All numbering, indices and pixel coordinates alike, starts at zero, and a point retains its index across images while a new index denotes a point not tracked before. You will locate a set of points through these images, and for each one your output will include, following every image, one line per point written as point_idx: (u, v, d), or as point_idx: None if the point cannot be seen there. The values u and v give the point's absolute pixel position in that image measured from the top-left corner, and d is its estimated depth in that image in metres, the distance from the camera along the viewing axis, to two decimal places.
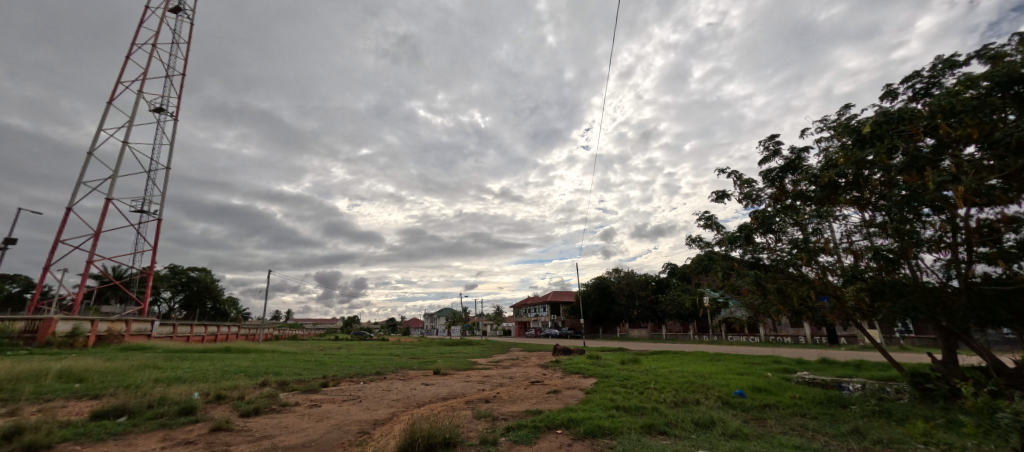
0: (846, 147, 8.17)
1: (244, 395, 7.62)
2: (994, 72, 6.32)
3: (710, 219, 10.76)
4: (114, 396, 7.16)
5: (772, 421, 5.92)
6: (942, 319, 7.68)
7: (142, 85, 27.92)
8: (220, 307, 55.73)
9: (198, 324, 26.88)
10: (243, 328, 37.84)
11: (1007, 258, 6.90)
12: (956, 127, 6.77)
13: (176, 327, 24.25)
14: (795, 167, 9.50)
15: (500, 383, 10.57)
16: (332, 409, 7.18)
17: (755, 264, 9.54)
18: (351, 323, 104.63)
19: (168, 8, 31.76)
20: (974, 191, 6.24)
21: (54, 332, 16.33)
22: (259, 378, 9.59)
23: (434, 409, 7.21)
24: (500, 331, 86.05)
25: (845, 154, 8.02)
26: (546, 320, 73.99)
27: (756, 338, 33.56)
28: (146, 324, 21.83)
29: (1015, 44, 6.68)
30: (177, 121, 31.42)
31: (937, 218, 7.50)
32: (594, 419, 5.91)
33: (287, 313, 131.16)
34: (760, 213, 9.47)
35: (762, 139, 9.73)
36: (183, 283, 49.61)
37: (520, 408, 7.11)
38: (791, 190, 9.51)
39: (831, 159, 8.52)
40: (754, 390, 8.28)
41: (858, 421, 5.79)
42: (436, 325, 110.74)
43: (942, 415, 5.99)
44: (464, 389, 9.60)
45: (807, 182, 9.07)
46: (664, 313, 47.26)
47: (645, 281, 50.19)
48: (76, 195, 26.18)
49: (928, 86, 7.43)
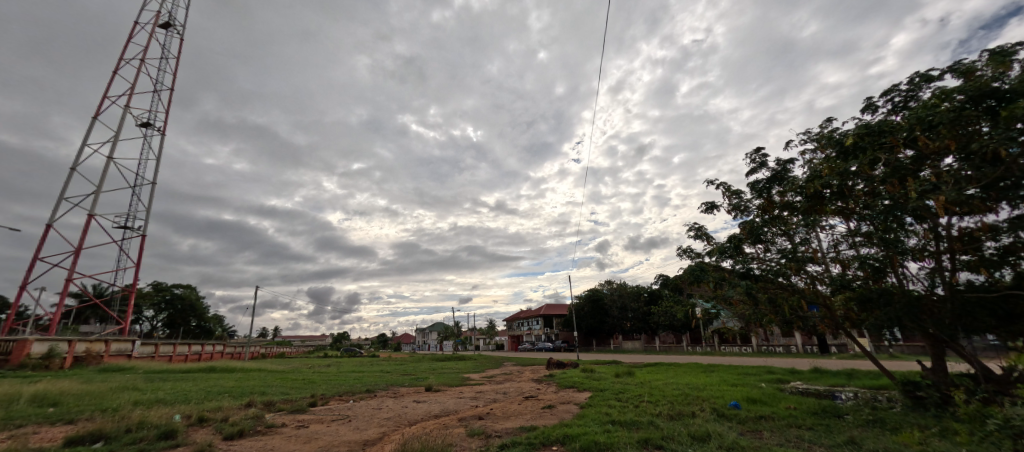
0: (830, 159, 8.37)
1: (228, 417, 7.36)
2: (967, 86, 6.53)
3: (700, 230, 10.84)
4: (89, 421, 6.86)
5: (768, 433, 5.87)
6: (929, 327, 7.78)
7: (129, 100, 27.57)
8: (205, 325, 54.13)
9: (181, 343, 26.05)
10: (229, 347, 36.85)
11: (989, 266, 7.03)
12: (933, 139, 6.95)
13: (158, 346, 23.44)
14: (781, 178, 9.55)
15: (494, 399, 10.36)
16: (321, 430, 6.98)
17: (747, 274, 9.66)
18: (340, 339, 103.15)
19: (157, 23, 31.83)
20: (954, 201, 6.35)
21: (28, 354, 15.65)
22: (243, 398, 9.25)
23: (426, 428, 7.07)
24: (493, 346, 85.22)
25: (829, 165, 8.23)
26: (539, 334, 73.52)
27: (749, 348, 33.75)
28: (127, 344, 21.06)
29: (986, 60, 6.98)
30: (163, 135, 31.03)
31: (920, 227, 7.68)
32: (589, 435, 5.81)
33: (275, 330, 129.51)
34: (749, 224, 9.72)
35: (748, 151, 9.23)
36: (167, 301, 48.44)
37: (515, 425, 6.97)
38: (779, 201, 9.59)
39: (816, 170, 8.67)
40: (749, 401, 8.22)
41: (853, 431, 5.77)
42: (427, 340, 109.49)
43: (936, 424, 5.99)
44: (458, 405, 9.44)
45: (794, 193, 9.19)
46: (657, 325, 47.27)
47: (637, 292, 50.52)
48: (57, 211, 25.62)
49: (907, 99, 7.52)
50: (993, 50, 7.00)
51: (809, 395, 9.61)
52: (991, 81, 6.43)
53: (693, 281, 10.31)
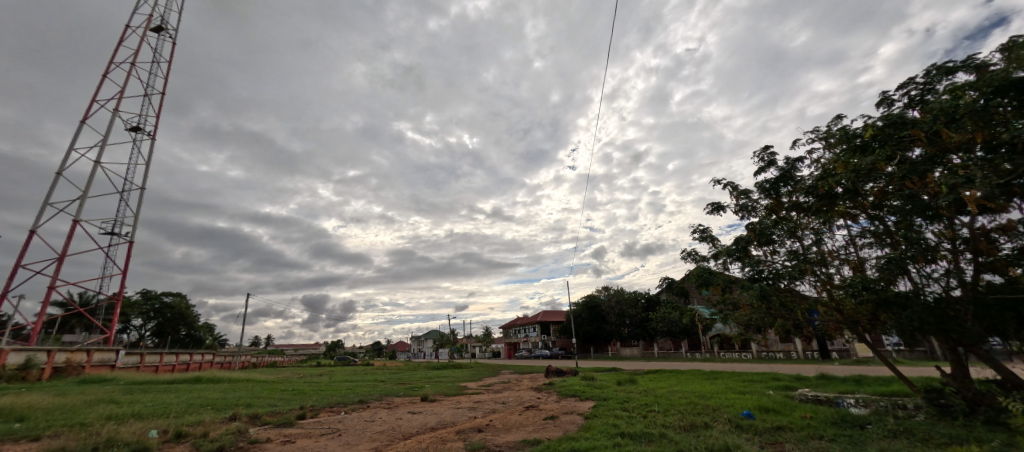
0: (844, 156, 8.02)
1: (208, 432, 6.86)
2: (991, 78, 6.21)
3: (705, 232, 10.49)
4: (55, 438, 6.32)
5: (791, 445, 5.46)
6: (950, 331, 7.41)
7: (118, 104, 27.07)
8: (195, 334, 52.94)
9: (168, 352, 25.26)
10: (218, 356, 35.89)
11: (1014, 265, 6.70)
12: (956, 133, 6.59)
13: (143, 356, 22.66)
14: (789, 178, 9.19)
15: (493, 410, 9.87)
16: (307, 446, 6.49)
17: (756, 278, 9.33)
18: (334, 348, 101.77)
19: (149, 27, 31.45)
20: (988, 196, 5.89)
21: (4, 364, 14.93)
22: (227, 411, 8.76)
23: (422, 442, 6.61)
24: (489, 353, 84.54)
25: (843, 162, 7.85)
26: (536, 341, 72.92)
27: (749, 354, 33.36)
28: (110, 354, 20.30)
29: (1002, 54, 6.74)
30: (154, 140, 30.47)
31: (938, 226, 7.36)
32: (598, 449, 5.38)
33: (267, 339, 127.92)
34: (757, 225, 9.38)
35: (756, 150, 8.50)
36: (156, 310, 47.40)
37: (517, 438, 6.49)
38: (787, 202, 9.25)
39: (828, 169, 8.32)
40: (762, 410, 7.82)
41: (882, 443, 5.37)
42: (423, 348, 108.36)
43: (970, 434, 5.59)
44: (455, 416, 8.96)
45: (804, 193, 8.85)
46: (655, 331, 46.83)
47: (634, 298, 50.19)
48: (41, 217, 24.93)
49: (924, 93, 7.12)
50: (1008, 44, 6.77)
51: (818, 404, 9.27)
52: (1015, 73, 6.12)
53: (701, 286, 9.98)
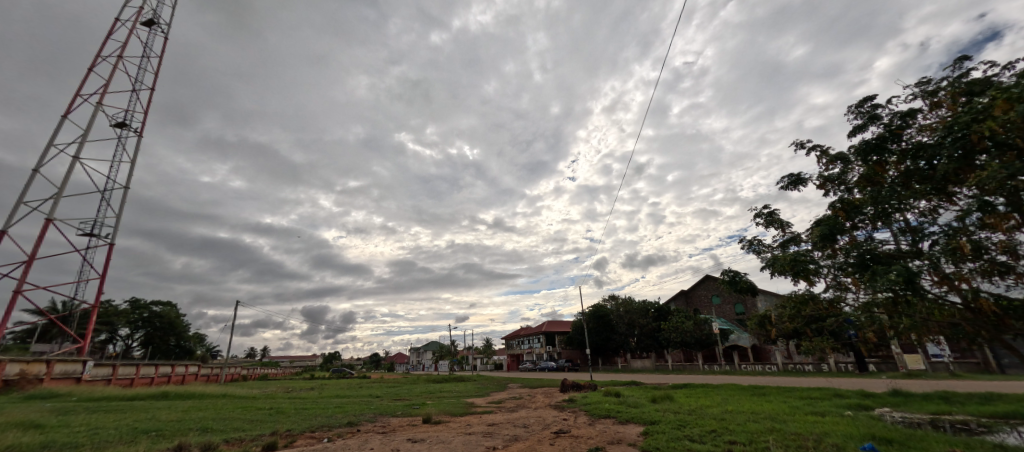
0: (992, 98, 5.84)
1: None
2: None
3: (773, 217, 8.78)
4: None
5: None
6: None
7: (103, 98, 25.51)
8: (186, 345, 50.69)
9: (146, 363, 23.13)
10: (205, 368, 33.69)
11: None
12: None
13: (116, 367, 20.60)
14: (895, 140, 7.22)
15: (513, 436, 7.82)
16: None
17: (857, 264, 7.37)
18: (332, 360, 99.42)
19: (140, 21, 30.12)
20: None
21: None
22: (174, 438, 6.79)
23: None
24: (491, 366, 82.07)
25: (1001, 102, 5.58)
26: (540, 352, 70.48)
27: (773, 366, 30.96)
28: (76, 365, 18.31)
29: None
30: (141, 137, 28.80)
31: None
32: None
33: (263, 351, 125.30)
34: (851, 201, 7.58)
35: (854, 101, 6.74)
36: (145, 319, 45.47)
37: None
38: (892, 170, 7.26)
39: (964, 117, 6.17)
40: (882, 443, 5.88)
41: None
42: (422, 359, 105.86)
43: None
44: (467, 447, 6.92)
45: (922, 155, 6.82)
46: (667, 342, 44.44)
47: (645, 307, 48.05)
48: (14, 216, 23.07)
49: None
50: None
51: (916, 427, 7.85)
52: None
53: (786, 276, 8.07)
